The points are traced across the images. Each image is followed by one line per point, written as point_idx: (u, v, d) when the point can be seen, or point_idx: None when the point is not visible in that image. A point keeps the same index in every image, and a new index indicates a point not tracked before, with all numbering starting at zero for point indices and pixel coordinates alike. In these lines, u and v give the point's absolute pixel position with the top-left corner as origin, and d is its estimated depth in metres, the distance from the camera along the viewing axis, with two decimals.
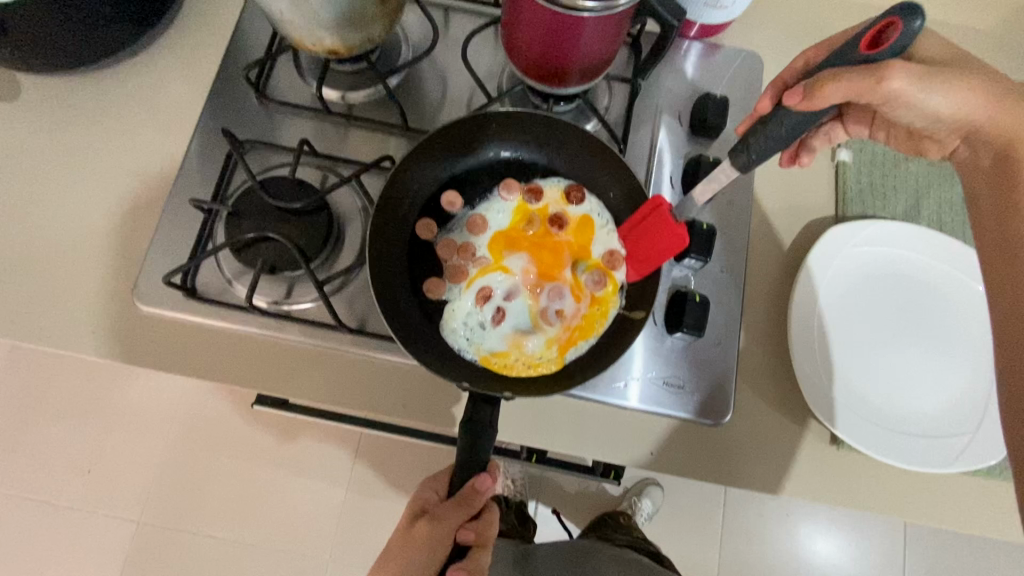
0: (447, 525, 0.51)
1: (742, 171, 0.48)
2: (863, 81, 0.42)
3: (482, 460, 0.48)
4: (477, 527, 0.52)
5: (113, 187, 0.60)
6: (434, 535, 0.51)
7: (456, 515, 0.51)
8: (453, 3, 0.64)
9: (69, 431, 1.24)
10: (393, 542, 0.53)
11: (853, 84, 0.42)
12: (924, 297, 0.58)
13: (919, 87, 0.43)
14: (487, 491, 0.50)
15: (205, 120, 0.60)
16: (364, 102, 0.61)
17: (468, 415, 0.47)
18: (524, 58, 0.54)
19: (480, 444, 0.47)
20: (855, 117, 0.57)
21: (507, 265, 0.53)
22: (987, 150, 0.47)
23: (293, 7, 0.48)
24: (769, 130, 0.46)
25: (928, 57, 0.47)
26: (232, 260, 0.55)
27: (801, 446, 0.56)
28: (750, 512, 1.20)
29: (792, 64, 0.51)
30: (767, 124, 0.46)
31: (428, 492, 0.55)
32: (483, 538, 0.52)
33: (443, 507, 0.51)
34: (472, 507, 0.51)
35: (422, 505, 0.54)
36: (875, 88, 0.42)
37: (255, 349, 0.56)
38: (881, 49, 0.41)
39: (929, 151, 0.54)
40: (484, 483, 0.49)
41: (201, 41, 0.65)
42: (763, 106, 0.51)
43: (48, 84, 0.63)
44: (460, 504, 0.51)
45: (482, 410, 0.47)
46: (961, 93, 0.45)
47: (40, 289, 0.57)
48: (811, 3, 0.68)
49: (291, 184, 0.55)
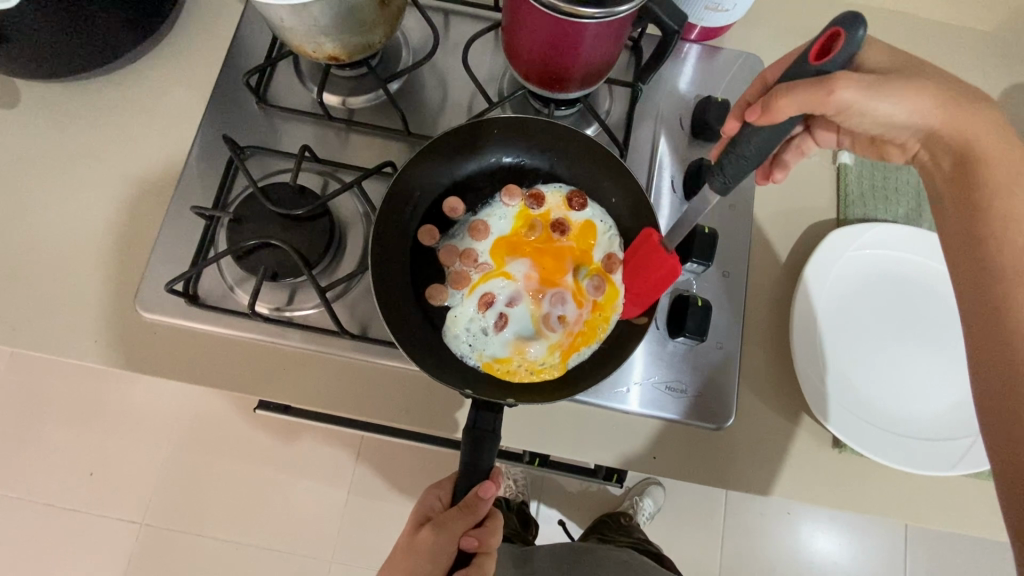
0: (450, 533, 0.50)
1: (722, 194, 0.43)
2: (814, 95, 0.38)
3: (485, 467, 0.48)
4: (481, 534, 0.52)
5: (114, 193, 0.60)
6: (438, 543, 0.50)
7: (461, 520, 0.50)
8: (454, 7, 0.64)
9: (71, 434, 1.25)
10: (397, 549, 0.53)
11: (805, 95, 0.38)
12: (926, 300, 0.58)
13: (868, 96, 0.40)
14: (489, 499, 0.49)
15: (206, 126, 0.60)
16: (365, 107, 0.61)
17: (470, 422, 0.47)
18: (525, 63, 0.53)
19: (483, 451, 0.47)
20: (821, 129, 0.52)
21: (510, 271, 0.53)
22: (945, 154, 0.44)
23: (293, 15, 0.48)
24: (740, 150, 0.41)
25: (874, 65, 0.43)
26: (234, 267, 0.55)
27: (803, 449, 0.56)
28: (751, 511, 1.21)
29: (751, 86, 0.48)
30: (738, 145, 0.41)
31: (433, 499, 0.55)
32: (487, 545, 0.52)
33: (446, 515, 0.51)
34: (476, 513, 0.50)
35: (427, 512, 0.55)
36: (831, 97, 0.38)
37: (258, 355, 0.56)
38: (829, 58, 0.37)
39: (891, 156, 0.50)
40: (487, 490, 0.49)
41: (200, 46, 0.65)
42: (730, 128, 0.49)
43: (48, 90, 0.63)
44: (462, 511, 0.50)
45: (484, 416, 0.47)
46: (918, 101, 0.42)
47: (42, 296, 0.57)
48: (812, 4, 0.68)
49: (293, 190, 0.55)
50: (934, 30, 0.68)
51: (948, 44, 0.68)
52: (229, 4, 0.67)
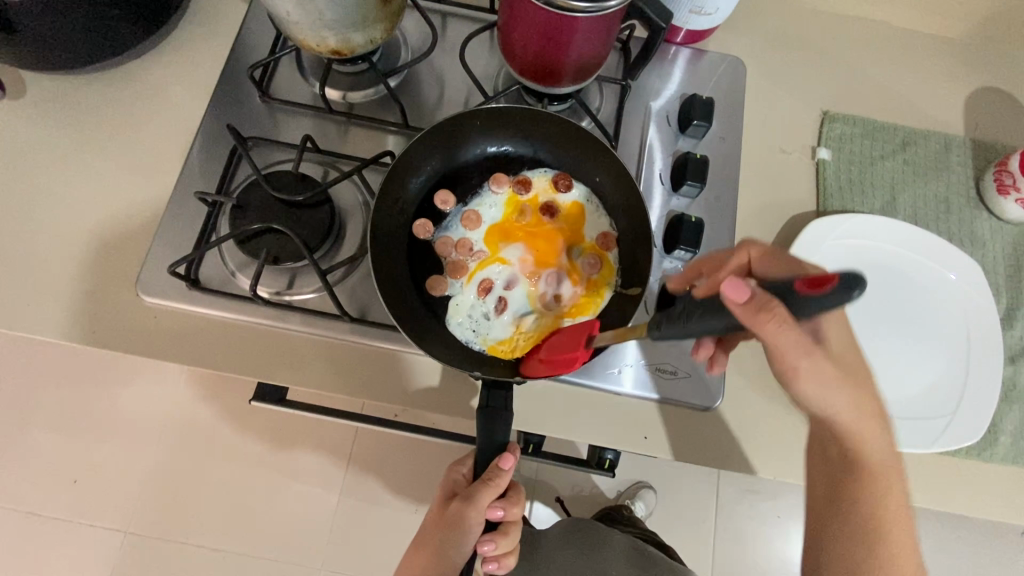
0: (476, 504, 0.52)
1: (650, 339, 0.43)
2: (758, 325, 0.38)
3: (498, 441, 0.50)
4: (505, 505, 0.53)
5: (116, 183, 0.62)
6: (466, 513, 0.53)
7: (484, 493, 0.52)
8: (450, 9, 0.67)
9: (55, 441, 1.23)
10: (431, 519, 0.57)
11: (756, 320, 0.38)
12: (905, 286, 0.60)
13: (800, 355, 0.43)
14: (510, 471, 0.51)
15: (210, 118, 0.62)
16: (364, 101, 0.64)
17: (482, 402, 0.49)
18: (521, 58, 0.56)
19: (497, 427, 0.48)
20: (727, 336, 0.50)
21: (504, 257, 0.55)
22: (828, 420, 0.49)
23: (299, 8, 0.50)
24: (691, 325, 0.40)
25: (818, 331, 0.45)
26: (236, 252, 0.56)
27: (788, 429, 0.58)
28: (742, 515, 1.21)
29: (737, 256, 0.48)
30: (688, 318, 0.40)
31: (457, 475, 0.57)
32: (512, 515, 0.54)
33: (471, 489, 0.52)
34: (498, 489, 0.52)
35: (454, 487, 0.57)
36: (762, 329, 0.39)
37: (257, 339, 0.57)
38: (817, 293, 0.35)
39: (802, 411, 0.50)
40: (506, 461, 0.50)
41: (204, 43, 0.67)
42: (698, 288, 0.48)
43: (53, 84, 0.64)
44: (484, 487, 0.51)
45: (495, 395, 0.49)
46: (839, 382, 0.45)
47: (41, 284, 0.58)
48: (790, 13, 0.72)
49: (295, 178, 0.57)
50: (905, 36, 0.72)
51: (918, 51, 0.72)
52: (233, 3, 0.69)
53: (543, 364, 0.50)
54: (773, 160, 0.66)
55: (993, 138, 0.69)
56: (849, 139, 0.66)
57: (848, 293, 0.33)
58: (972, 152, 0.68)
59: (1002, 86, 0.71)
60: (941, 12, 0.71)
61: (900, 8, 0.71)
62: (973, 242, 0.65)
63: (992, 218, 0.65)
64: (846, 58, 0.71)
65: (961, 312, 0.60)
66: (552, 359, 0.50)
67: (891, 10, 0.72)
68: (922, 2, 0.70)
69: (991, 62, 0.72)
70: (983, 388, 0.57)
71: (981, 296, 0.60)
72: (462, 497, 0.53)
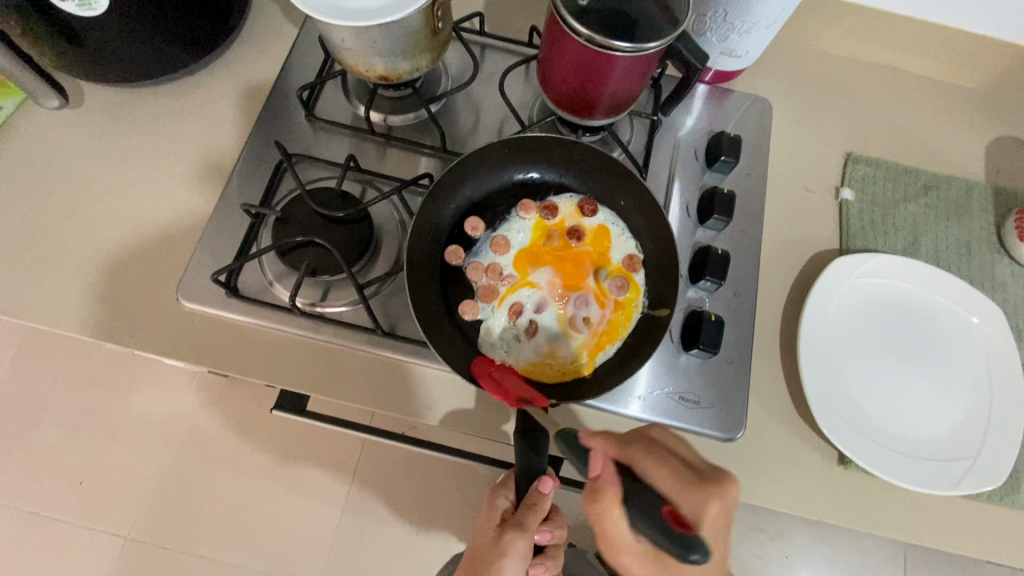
0: (525, 531, 0.54)
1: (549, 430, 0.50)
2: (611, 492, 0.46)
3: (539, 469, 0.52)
4: (550, 529, 0.59)
5: (162, 191, 0.64)
6: (518, 543, 0.55)
7: (531, 518, 0.54)
8: (491, 41, 0.70)
9: (63, 441, 1.23)
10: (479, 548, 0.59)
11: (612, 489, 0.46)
12: (927, 327, 0.61)
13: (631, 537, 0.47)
14: (551, 493, 0.53)
15: (257, 134, 0.64)
16: (405, 124, 0.66)
17: (519, 426, 0.50)
18: (559, 91, 0.59)
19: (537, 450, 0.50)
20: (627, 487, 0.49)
21: (533, 280, 0.57)
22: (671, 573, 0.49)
23: (354, 36, 0.53)
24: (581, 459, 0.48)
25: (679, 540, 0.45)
26: (275, 263, 0.58)
27: (810, 464, 0.58)
28: (749, 554, 1.19)
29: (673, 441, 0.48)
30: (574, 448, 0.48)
31: (502, 502, 0.59)
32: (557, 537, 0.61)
33: (517, 517, 0.55)
34: (542, 512, 0.54)
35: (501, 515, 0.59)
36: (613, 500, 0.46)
37: (290, 350, 0.58)
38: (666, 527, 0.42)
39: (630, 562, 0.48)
40: (546, 485, 0.52)
41: (254, 62, 0.71)
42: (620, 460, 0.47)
43: (110, 95, 0.67)
44: (530, 512, 0.54)
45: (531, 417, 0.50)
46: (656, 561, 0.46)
47: (84, 283, 0.60)
48: (815, 58, 0.75)
49: (336, 194, 0.59)
50: (928, 85, 0.75)
51: (939, 99, 0.74)
52: (284, 27, 0.73)
53: (491, 381, 0.51)
54: (797, 198, 0.68)
55: (1013, 187, 0.70)
56: (872, 181, 0.68)
57: (688, 557, 0.40)
58: (993, 199, 0.69)
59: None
60: (964, 63, 0.73)
61: (924, 57, 0.74)
62: (994, 286, 0.66)
63: (1013, 265, 0.66)
64: (869, 103, 0.73)
65: (982, 355, 0.60)
66: (498, 380, 0.51)
67: (914, 59, 0.74)
68: (946, 53, 0.73)
69: (1013, 113, 0.74)
70: (1005, 432, 0.57)
71: (1003, 340, 0.60)
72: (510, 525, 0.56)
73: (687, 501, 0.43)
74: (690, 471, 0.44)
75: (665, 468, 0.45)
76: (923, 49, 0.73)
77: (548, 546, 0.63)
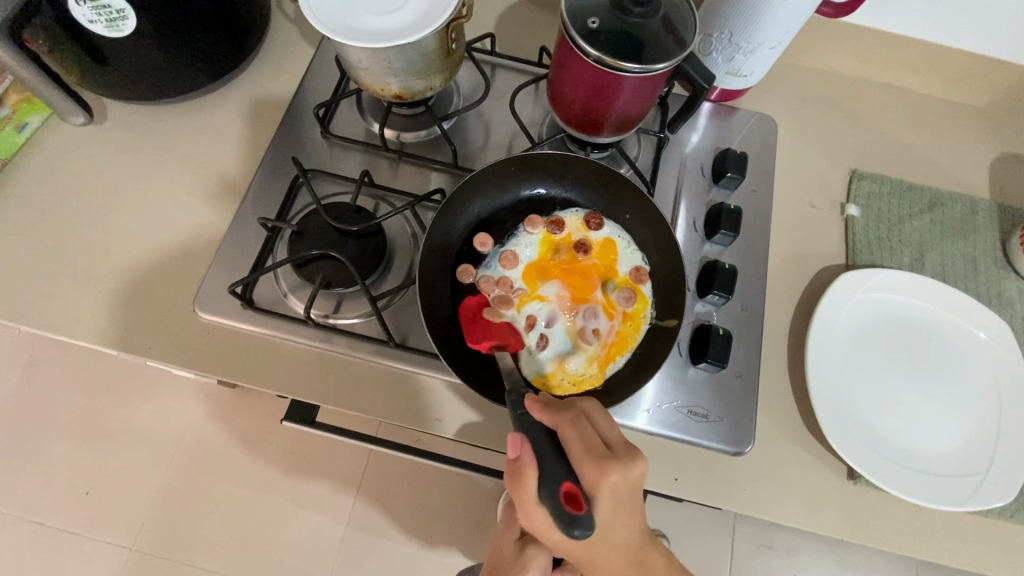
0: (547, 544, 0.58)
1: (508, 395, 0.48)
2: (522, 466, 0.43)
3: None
4: None
5: (180, 204, 0.66)
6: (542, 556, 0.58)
7: None
8: (501, 61, 0.72)
9: (71, 451, 1.24)
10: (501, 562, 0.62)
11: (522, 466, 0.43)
12: (935, 342, 0.61)
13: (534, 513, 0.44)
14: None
15: (274, 150, 0.66)
16: (417, 141, 0.68)
17: None
18: (568, 109, 0.60)
19: None
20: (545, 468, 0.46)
21: (543, 294, 0.57)
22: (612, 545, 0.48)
23: (371, 57, 0.55)
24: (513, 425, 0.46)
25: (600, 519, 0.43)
26: (290, 276, 0.60)
27: (819, 479, 0.58)
28: (756, 571, 1.18)
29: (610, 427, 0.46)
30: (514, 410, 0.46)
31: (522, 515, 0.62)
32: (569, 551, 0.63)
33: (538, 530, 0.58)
34: None
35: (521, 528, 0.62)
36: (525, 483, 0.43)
37: (303, 361, 0.59)
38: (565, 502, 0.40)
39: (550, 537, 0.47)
40: None
41: (271, 81, 0.73)
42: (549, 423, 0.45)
43: (131, 112, 0.70)
44: None
45: None
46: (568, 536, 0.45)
47: (102, 294, 0.61)
48: (818, 77, 0.76)
49: (350, 209, 0.61)
50: (931, 103, 0.76)
51: (943, 117, 0.75)
52: (301, 47, 0.75)
53: (472, 324, 0.55)
54: (803, 215, 0.69)
55: (1018, 204, 0.71)
56: (877, 197, 0.69)
57: (570, 532, 0.38)
58: (998, 216, 0.70)
59: None
60: (966, 82, 0.74)
61: (927, 76, 0.75)
62: (1001, 302, 0.66)
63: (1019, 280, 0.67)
64: (873, 121, 0.74)
65: (990, 370, 0.60)
66: (474, 325, 0.55)
67: (917, 79, 0.75)
68: (949, 73, 0.74)
69: (1017, 132, 0.75)
70: (1015, 447, 0.57)
71: (1011, 355, 0.60)
72: (531, 540, 0.59)
73: (586, 471, 0.42)
74: (600, 444, 0.44)
75: (581, 438, 0.44)
76: (927, 68, 0.74)
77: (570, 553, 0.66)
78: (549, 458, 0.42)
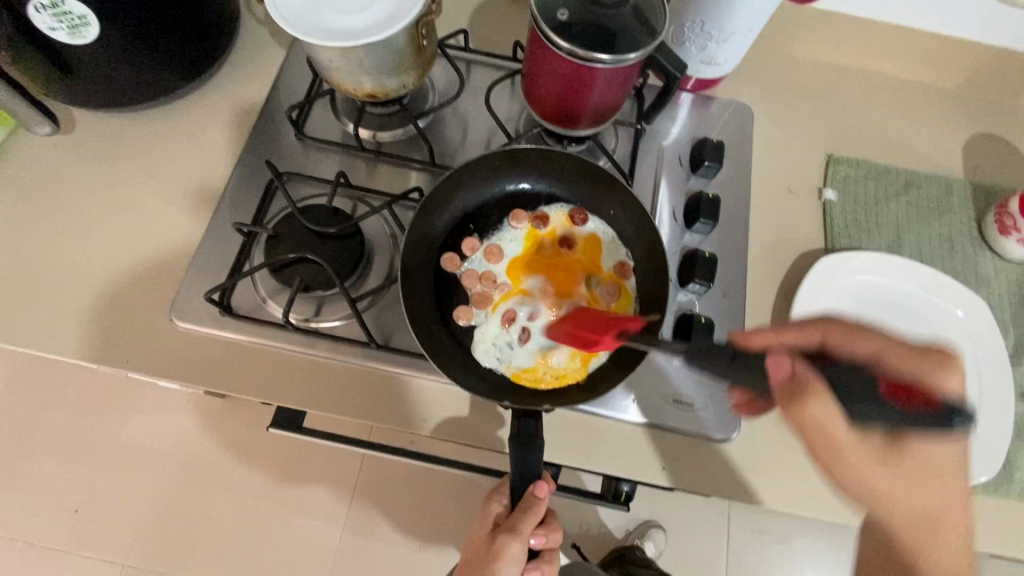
0: (520, 531, 0.55)
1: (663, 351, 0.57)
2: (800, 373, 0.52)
3: (531, 469, 0.52)
4: (545, 531, 0.58)
5: (155, 213, 0.65)
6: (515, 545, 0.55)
7: (526, 519, 0.55)
8: (475, 56, 0.71)
9: (58, 470, 1.22)
10: (474, 552, 0.59)
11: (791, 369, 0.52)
12: (915, 322, 0.62)
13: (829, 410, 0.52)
14: (545, 497, 0.54)
15: (248, 154, 0.65)
16: (393, 140, 0.67)
17: (514, 430, 0.51)
18: (543, 103, 0.60)
19: (529, 456, 0.51)
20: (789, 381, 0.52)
21: (527, 288, 0.57)
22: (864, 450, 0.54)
23: (341, 56, 0.54)
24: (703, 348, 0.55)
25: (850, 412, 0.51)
26: (268, 280, 0.59)
27: (806, 461, 0.58)
28: (752, 557, 1.19)
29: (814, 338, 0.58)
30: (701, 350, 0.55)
31: (496, 506, 0.59)
32: (551, 541, 0.60)
33: (513, 518, 0.55)
34: (537, 516, 0.55)
35: (494, 519, 0.59)
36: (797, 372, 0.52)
37: (284, 365, 0.59)
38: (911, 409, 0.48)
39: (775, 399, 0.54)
40: (542, 489, 0.53)
41: (243, 84, 0.72)
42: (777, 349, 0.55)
43: (101, 120, 0.68)
44: (524, 514, 0.55)
45: (526, 423, 0.51)
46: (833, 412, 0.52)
47: (77, 307, 0.60)
48: (793, 64, 0.77)
49: (327, 210, 0.60)
50: (904, 86, 0.76)
51: (915, 99, 0.76)
52: (272, 49, 0.74)
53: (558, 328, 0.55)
54: (781, 200, 0.69)
55: (991, 182, 0.72)
56: (853, 181, 0.70)
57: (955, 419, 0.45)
58: (972, 195, 0.70)
59: (999, 134, 0.75)
60: (937, 64, 0.75)
61: (900, 59, 0.75)
62: (978, 279, 0.67)
63: (995, 257, 0.68)
64: (847, 105, 0.75)
65: (970, 348, 0.61)
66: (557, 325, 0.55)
67: (890, 63, 0.76)
68: (919, 56, 0.75)
69: (988, 111, 0.76)
70: (995, 424, 0.58)
71: (989, 334, 0.61)
72: (502, 529, 0.56)
73: (910, 365, 0.55)
74: (911, 359, 0.55)
75: (892, 356, 0.56)
76: (899, 51, 0.75)
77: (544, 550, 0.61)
78: (862, 373, 0.51)
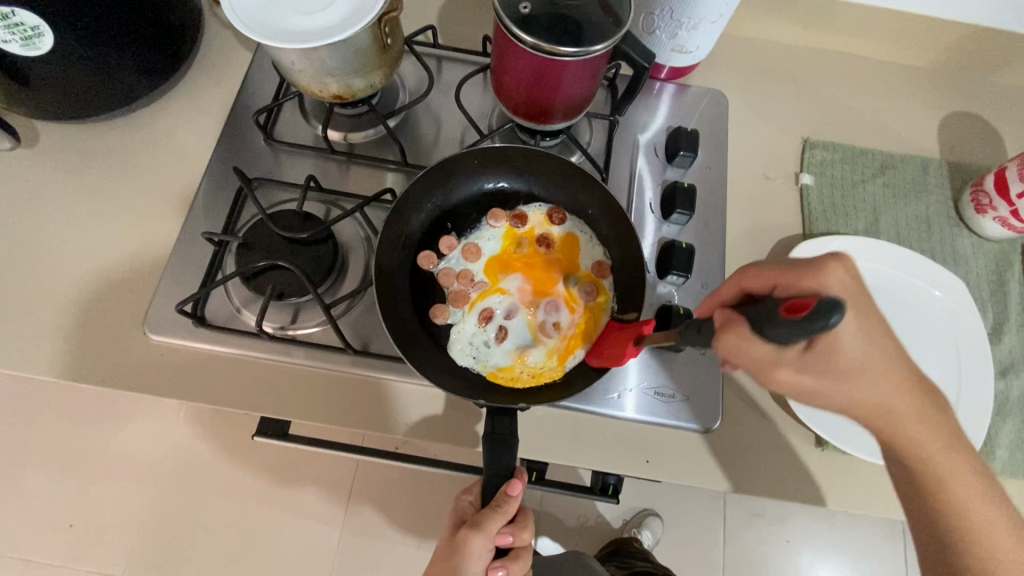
0: (483, 529, 0.53)
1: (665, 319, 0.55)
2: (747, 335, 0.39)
3: (506, 466, 0.51)
4: (514, 531, 0.56)
5: (125, 224, 0.64)
6: (477, 541, 0.53)
7: (493, 518, 0.53)
8: (446, 53, 0.70)
9: (49, 485, 1.21)
10: (441, 547, 0.58)
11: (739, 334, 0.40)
12: (896, 304, 0.62)
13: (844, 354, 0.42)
14: (518, 496, 0.53)
15: (216, 160, 0.64)
16: (364, 141, 0.66)
17: (489, 429, 0.50)
18: (513, 98, 0.59)
19: (504, 455, 0.50)
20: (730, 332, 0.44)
21: (504, 287, 0.57)
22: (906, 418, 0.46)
23: (303, 57, 0.53)
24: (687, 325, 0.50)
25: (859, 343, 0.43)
26: (241, 289, 0.58)
27: (790, 448, 0.58)
28: (748, 540, 1.20)
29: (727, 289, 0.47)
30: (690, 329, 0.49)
31: (466, 503, 0.58)
32: (522, 541, 0.57)
33: (478, 516, 0.54)
34: (505, 516, 0.53)
35: (463, 515, 0.58)
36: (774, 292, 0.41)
37: (260, 374, 0.58)
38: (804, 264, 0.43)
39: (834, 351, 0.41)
40: (514, 487, 0.52)
41: (210, 89, 0.71)
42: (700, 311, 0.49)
43: (65, 132, 0.67)
44: (492, 514, 0.53)
45: (500, 422, 0.50)
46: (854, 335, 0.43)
47: (48, 323, 0.59)
48: (766, 48, 0.76)
49: (298, 216, 0.59)
50: (878, 67, 0.76)
51: (890, 79, 0.76)
52: (238, 52, 0.73)
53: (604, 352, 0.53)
54: (758, 187, 0.69)
55: (967, 160, 0.72)
56: (830, 164, 0.69)
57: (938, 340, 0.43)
58: (948, 174, 0.70)
59: (974, 112, 0.75)
60: (911, 44, 0.75)
61: (873, 40, 0.75)
62: (956, 259, 0.67)
63: (972, 236, 0.68)
64: (822, 88, 0.74)
65: (951, 329, 0.61)
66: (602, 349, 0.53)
67: (863, 44, 0.76)
68: (893, 37, 0.74)
69: (963, 89, 0.76)
70: (975, 403, 0.58)
71: (967, 313, 0.61)
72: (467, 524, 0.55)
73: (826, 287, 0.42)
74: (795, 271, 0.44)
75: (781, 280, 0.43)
76: (872, 31, 0.74)
77: (513, 549, 0.58)
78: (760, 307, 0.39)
